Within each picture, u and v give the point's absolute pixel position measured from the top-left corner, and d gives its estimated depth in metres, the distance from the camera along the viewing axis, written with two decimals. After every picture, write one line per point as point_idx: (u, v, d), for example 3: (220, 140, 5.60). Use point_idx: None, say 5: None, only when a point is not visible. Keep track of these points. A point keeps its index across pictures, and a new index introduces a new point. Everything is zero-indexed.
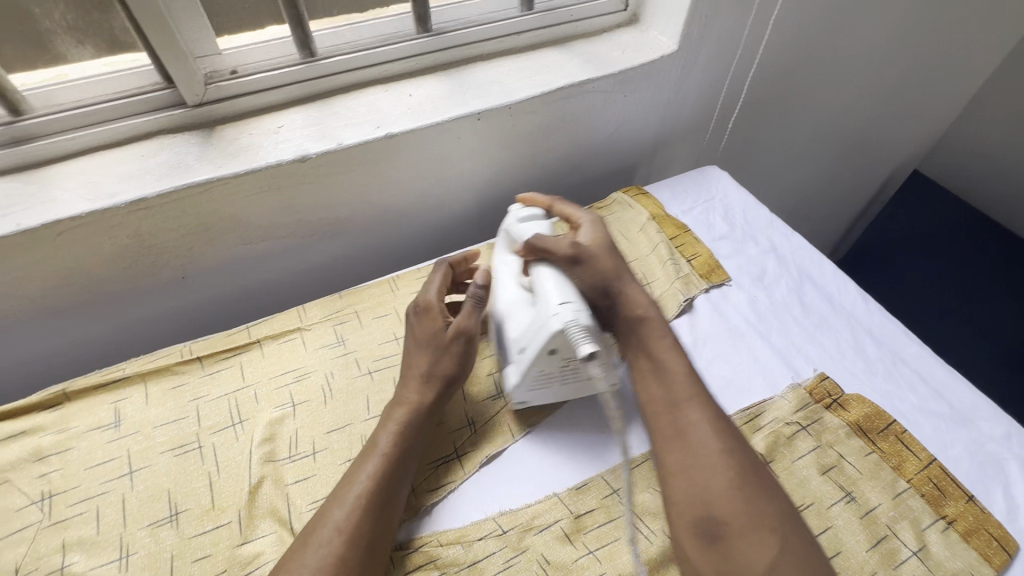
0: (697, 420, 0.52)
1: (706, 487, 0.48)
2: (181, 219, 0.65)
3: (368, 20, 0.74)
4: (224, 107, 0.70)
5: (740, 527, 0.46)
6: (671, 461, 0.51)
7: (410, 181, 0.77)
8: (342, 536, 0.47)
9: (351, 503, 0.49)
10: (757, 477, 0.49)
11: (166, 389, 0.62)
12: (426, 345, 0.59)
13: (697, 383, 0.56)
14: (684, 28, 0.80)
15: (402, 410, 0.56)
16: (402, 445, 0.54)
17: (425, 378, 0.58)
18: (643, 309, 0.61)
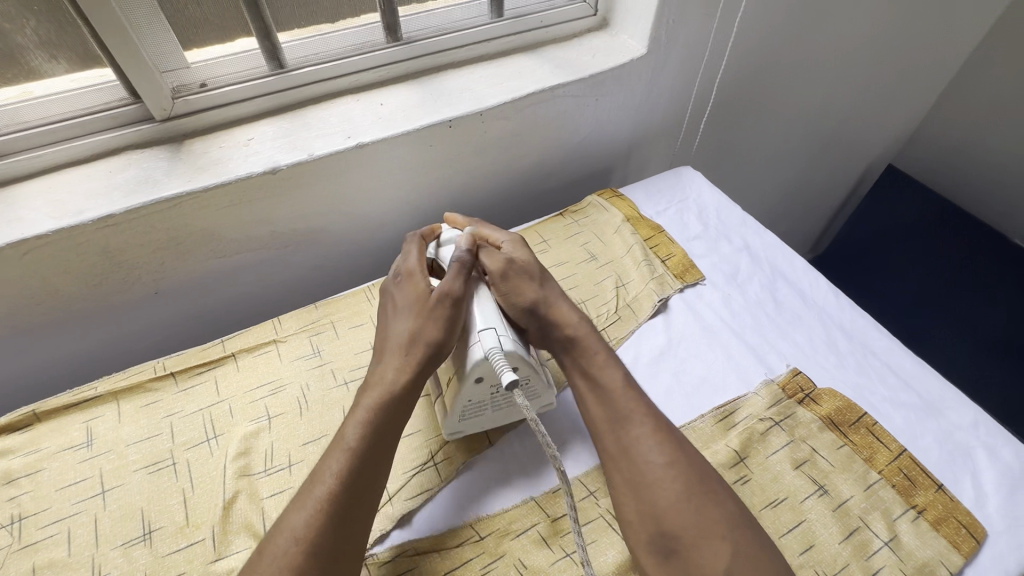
0: (641, 434, 0.52)
1: (655, 502, 0.48)
2: (150, 235, 0.65)
3: (342, 30, 0.74)
4: (193, 121, 0.69)
5: (690, 538, 0.46)
6: (620, 479, 0.51)
7: (384, 190, 0.78)
8: (300, 544, 0.44)
9: (310, 507, 0.46)
10: (705, 483, 0.50)
11: (140, 406, 0.62)
12: (406, 317, 0.56)
13: (636, 393, 0.56)
14: (653, 32, 0.81)
15: (376, 390, 0.53)
16: (371, 434, 0.50)
17: (402, 355, 0.54)
18: (575, 327, 0.61)
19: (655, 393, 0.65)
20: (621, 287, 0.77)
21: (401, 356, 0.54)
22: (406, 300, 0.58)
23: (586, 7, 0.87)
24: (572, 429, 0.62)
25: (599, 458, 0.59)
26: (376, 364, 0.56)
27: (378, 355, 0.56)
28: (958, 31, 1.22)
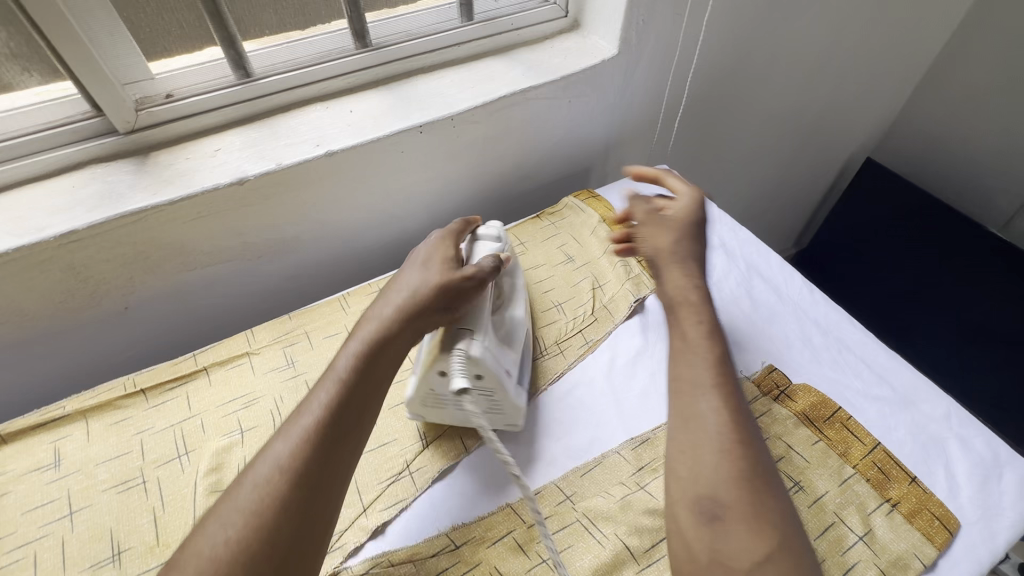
0: (715, 406, 0.49)
1: (711, 471, 0.46)
2: (116, 250, 0.64)
3: (309, 36, 0.74)
4: (159, 132, 0.68)
5: (740, 517, 0.43)
6: (680, 441, 0.49)
7: (357, 197, 0.77)
8: (278, 474, 0.43)
9: (295, 434, 0.45)
10: (767, 474, 0.46)
11: (109, 424, 0.61)
12: (421, 267, 0.58)
13: (729, 373, 0.52)
14: (622, 32, 0.81)
15: (376, 321, 0.53)
16: (364, 364, 0.50)
17: (406, 294, 0.55)
18: (682, 288, 0.59)
19: (632, 394, 0.65)
20: (598, 288, 0.77)
21: (404, 296, 0.54)
22: (427, 252, 0.60)
23: (556, 8, 0.86)
24: (548, 433, 0.62)
25: (576, 462, 0.59)
26: (378, 300, 0.56)
27: (384, 293, 0.57)
28: (929, 24, 1.23)
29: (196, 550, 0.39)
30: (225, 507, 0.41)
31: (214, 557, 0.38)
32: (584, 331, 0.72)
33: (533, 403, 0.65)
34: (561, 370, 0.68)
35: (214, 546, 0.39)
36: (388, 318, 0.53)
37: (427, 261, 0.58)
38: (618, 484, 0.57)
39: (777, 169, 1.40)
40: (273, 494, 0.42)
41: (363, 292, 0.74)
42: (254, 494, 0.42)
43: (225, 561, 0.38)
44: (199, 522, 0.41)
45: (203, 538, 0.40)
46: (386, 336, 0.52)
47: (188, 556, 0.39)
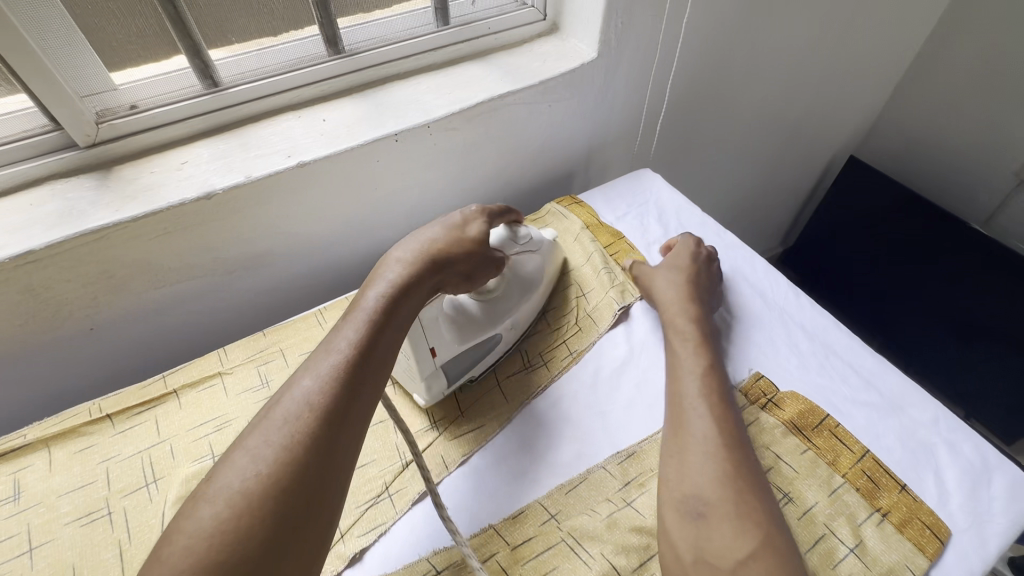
0: (702, 415, 0.52)
1: (696, 472, 0.48)
2: (78, 269, 0.61)
3: (281, 44, 0.71)
4: (122, 146, 0.66)
5: (724, 515, 0.45)
6: (668, 447, 0.52)
7: (332, 208, 0.75)
8: (309, 408, 0.45)
9: (324, 371, 0.47)
10: (753, 478, 0.48)
11: (72, 452, 0.58)
12: (441, 228, 0.62)
13: (718, 386, 0.56)
14: (601, 35, 0.80)
15: (400, 271, 0.57)
16: (390, 308, 0.53)
17: (428, 250, 0.59)
18: (680, 313, 0.65)
19: (617, 405, 0.63)
20: (581, 296, 0.75)
21: (426, 250, 0.59)
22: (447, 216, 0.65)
23: (535, 11, 0.85)
24: (531, 447, 0.60)
25: (560, 479, 0.58)
26: (396, 253, 0.60)
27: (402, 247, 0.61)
28: (908, 22, 1.23)
29: (223, 486, 0.41)
30: (253, 443, 0.43)
31: (245, 489, 0.40)
32: (568, 342, 0.70)
33: (516, 419, 0.63)
34: (545, 383, 0.66)
35: (243, 479, 0.41)
36: (411, 268, 0.57)
37: (447, 223, 0.63)
38: (604, 501, 0.55)
39: (762, 169, 1.39)
40: (304, 427, 0.44)
41: (340, 306, 0.72)
42: (283, 429, 0.43)
43: (257, 493, 0.40)
44: (222, 462, 0.43)
45: (231, 473, 0.41)
46: (408, 283, 0.56)
47: (216, 490, 0.40)
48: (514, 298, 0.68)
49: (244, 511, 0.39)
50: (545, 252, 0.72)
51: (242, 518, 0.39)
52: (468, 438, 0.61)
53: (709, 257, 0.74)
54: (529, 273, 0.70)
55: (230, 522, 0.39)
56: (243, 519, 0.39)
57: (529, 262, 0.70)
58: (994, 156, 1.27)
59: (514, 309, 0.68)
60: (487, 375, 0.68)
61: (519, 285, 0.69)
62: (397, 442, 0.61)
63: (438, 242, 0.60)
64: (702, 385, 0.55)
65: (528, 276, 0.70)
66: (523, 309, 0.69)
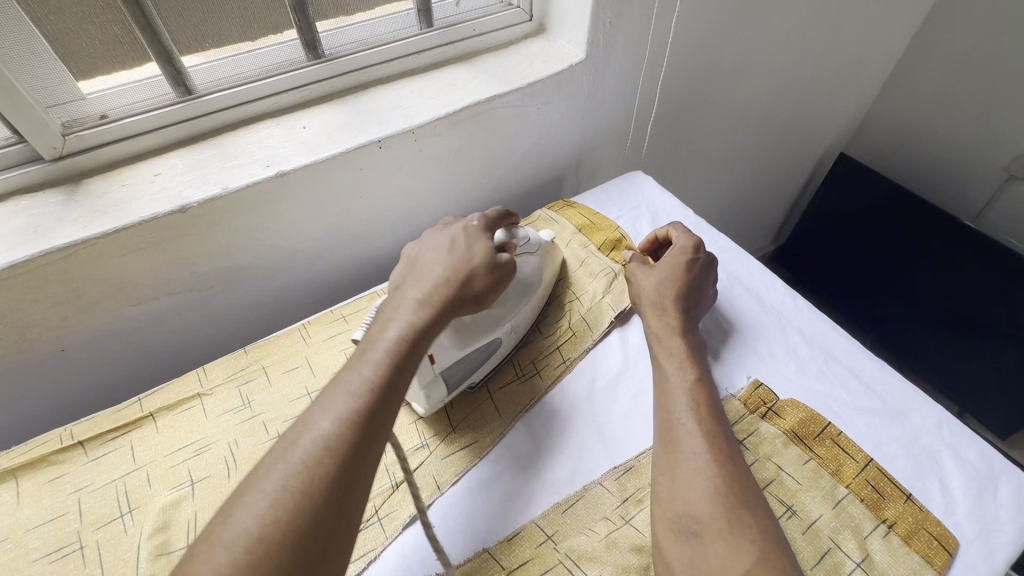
0: (691, 428, 0.50)
1: (687, 489, 0.46)
2: (45, 289, 0.58)
3: (258, 48, 0.69)
4: (90, 158, 0.63)
5: (717, 532, 0.43)
6: (659, 463, 0.50)
7: (315, 218, 0.72)
8: (325, 457, 0.41)
9: (340, 419, 0.43)
10: (745, 492, 0.46)
11: (42, 483, 0.55)
12: (454, 252, 0.56)
13: (709, 399, 0.53)
14: (589, 35, 0.78)
15: (414, 308, 0.52)
16: (409, 349, 0.49)
17: (443, 276, 0.54)
18: (667, 323, 0.61)
19: (613, 417, 0.61)
20: (575, 300, 0.73)
21: (440, 281, 0.54)
22: (458, 232, 0.59)
23: (521, 12, 0.83)
24: (522, 465, 0.58)
25: (556, 497, 0.56)
26: (405, 287, 0.54)
27: (409, 278, 0.55)
28: (896, 18, 1.22)
29: (231, 533, 0.38)
30: (262, 489, 0.40)
31: (262, 538, 0.37)
32: (562, 349, 0.68)
33: (510, 434, 0.61)
34: (538, 396, 0.64)
35: (256, 528, 0.38)
36: (427, 304, 0.52)
37: (460, 244, 0.57)
38: (602, 519, 0.53)
39: (752, 168, 1.38)
40: (322, 475, 0.41)
41: (325, 320, 0.70)
42: (297, 476, 0.40)
43: (273, 544, 0.38)
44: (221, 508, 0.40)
45: (237, 520, 0.38)
46: (428, 322, 0.51)
47: (224, 539, 0.38)
48: (516, 301, 0.64)
49: (262, 562, 0.37)
50: (542, 255, 0.69)
51: (260, 570, 0.36)
52: (460, 456, 0.59)
53: (709, 258, 0.68)
54: (527, 275, 0.67)
55: (246, 572, 0.36)
56: (261, 571, 0.36)
57: (528, 265, 0.67)
58: (983, 152, 1.27)
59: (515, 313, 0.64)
60: (478, 388, 0.66)
61: (519, 287, 0.65)
62: (385, 462, 0.58)
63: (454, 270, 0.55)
64: (691, 396, 0.53)
65: (526, 278, 0.66)
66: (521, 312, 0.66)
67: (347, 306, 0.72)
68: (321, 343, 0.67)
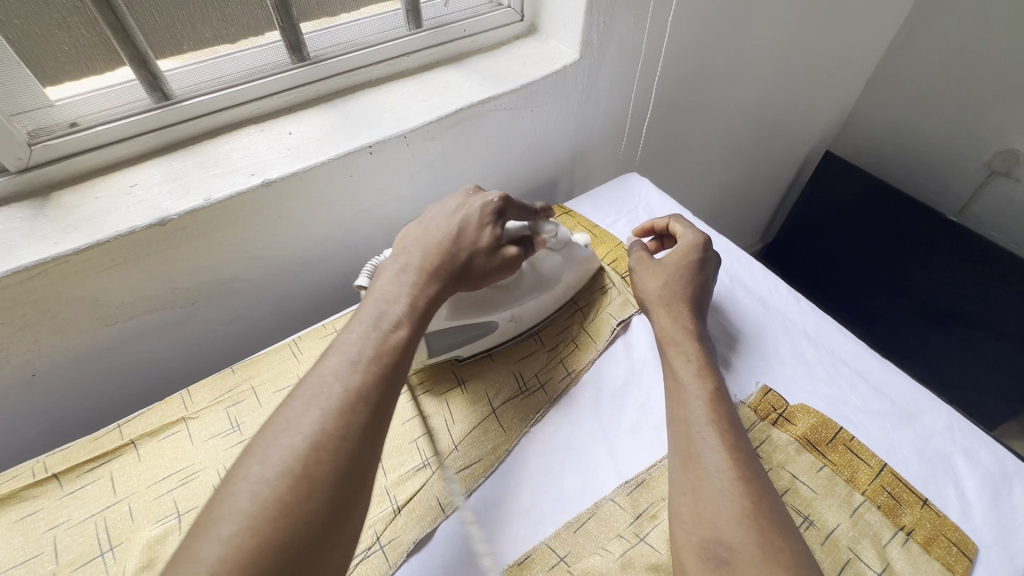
0: (713, 445, 0.48)
1: (714, 513, 0.44)
2: (13, 310, 0.54)
3: (239, 51, 0.65)
4: (60, 169, 0.58)
5: (748, 558, 0.40)
6: (680, 484, 0.47)
7: (302, 228, 0.69)
8: (357, 404, 0.42)
9: (363, 369, 0.44)
10: (771, 513, 0.44)
11: (13, 521, 0.51)
12: (463, 226, 0.57)
13: (727, 413, 0.51)
14: (584, 36, 0.76)
15: (422, 274, 0.52)
16: (420, 316, 0.50)
17: (448, 248, 0.55)
18: (680, 329, 0.60)
19: (622, 428, 0.59)
20: (579, 311, 0.72)
21: (448, 251, 0.54)
22: (466, 203, 0.59)
23: (512, 12, 0.81)
24: (530, 485, 0.56)
25: (566, 516, 0.53)
26: (412, 250, 0.54)
27: (415, 243, 0.55)
28: (881, 16, 1.23)
29: (271, 471, 0.37)
30: (297, 431, 0.39)
31: (304, 475, 0.37)
32: (566, 360, 0.66)
33: (515, 449, 0.59)
34: (544, 408, 0.62)
35: (297, 466, 0.38)
36: (436, 272, 0.53)
37: (467, 216, 0.57)
38: (616, 537, 0.51)
39: (742, 167, 1.38)
40: (355, 419, 0.41)
41: (316, 335, 0.67)
42: (332, 418, 0.40)
43: (313, 481, 0.37)
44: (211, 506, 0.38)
45: (275, 460, 0.38)
46: (434, 290, 0.52)
47: (265, 476, 0.37)
48: (523, 283, 0.65)
49: (304, 499, 0.36)
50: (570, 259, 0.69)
51: (301, 505, 0.36)
52: (465, 475, 0.56)
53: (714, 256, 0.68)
54: (546, 271, 0.67)
55: (290, 508, 0.36)
56: (304, 508, 0.36)
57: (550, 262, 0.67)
58: (966, 148, 1.28)
59: (519, 301, 0.65)
60: (479, 401, 0.63)
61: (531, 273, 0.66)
62: (386, 484, 0.55)
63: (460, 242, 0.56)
64: (710, 409, 0.51)
65: (542, 275, 0.67)
66: (529, 304, 0.66)
67: (340, 319, 0.69)
68: (313, 359, 0.64)
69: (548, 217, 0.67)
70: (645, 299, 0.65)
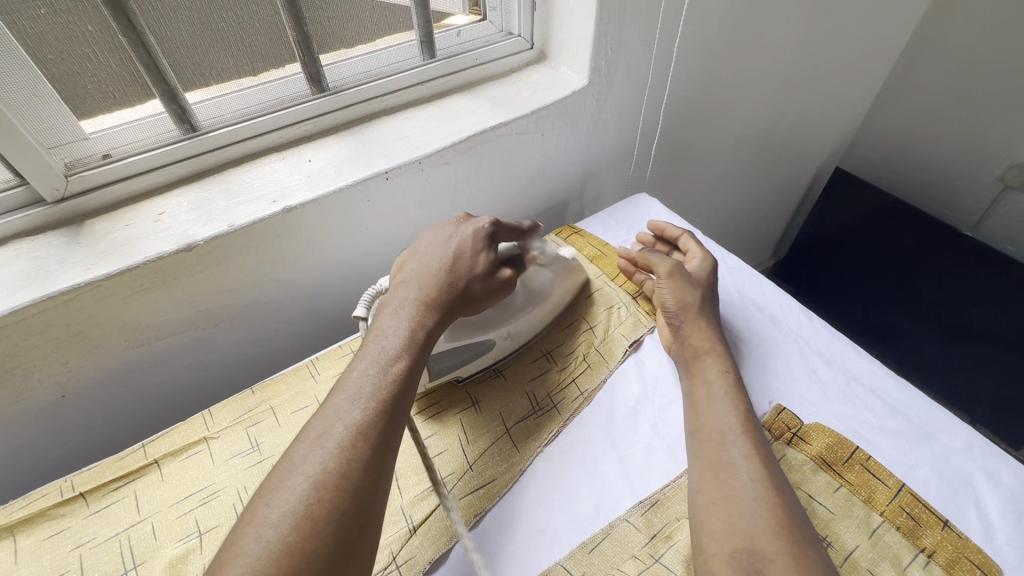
0: (745, 455, 0.50)
1: (749, 521, 0.45)
2: (47, 333, 0.56)
3: (262, 83, 0.69)
4: (92, 199, 0.61)
5: (783, 567, 0.41)
6: (710, 493, 0.48)
7: (320, 252, 0.71)
8: (357, 440, 0.43)
9: (364, 405, 0.45)
10: (802, 525, 0.45)
11: (41, 539, 0.52)
12: (454, 251, 0.58)
13: (754, 428, 0.53)
14: (592, 63, 0.78)
15: (421, 306, 0.54)
16: (419, 347, 0.51)
17: (443, 277, 0.56)
18: (711, 342, 0.63)
19: (636, 447, 0.60)
20: (588, 328, 0.72)
21: (442, 279, 0.56)
22: (458, 230, 0.60)
23: (522, 40, 0.83)
24: (544, 503, 0.56)
25: (582, 536, 0.53)
26: (409, 283, 0.56)
27: (412, 275, 0.57)
28: (885, 36, 1.25)
29: (276, 513, 0.39)
30: (301, 472, 0.41)
31: (306, 516, 0.38)
32: (578, 380, 0.66)
33: (529, 469, 0.59)
34: (557, 428, 0.62)
35: (298, 507, 0.39)
36: (434, 304, 0.54)
37: (459, 242, 0.59)
38: (630, 558, 0.51)
39: (750, 186, 1.39)
40: (356, 457, 0.42)
41: (333, 356, 0.68)
42: (334, 458, 0.41)
43: (315, 524, 0.38)
44: (242, 517, 0.39)
45: (282, 501, 0.39)
46: (433, 321, 0.54)
47: (269, 518, 0.38)
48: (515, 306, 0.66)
49: (304, 539, 0.37)
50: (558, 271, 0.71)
51: (304, 548, 0.37)
52: (480, 495, 0.57)
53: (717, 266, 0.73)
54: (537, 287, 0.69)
55: (292, 549, 0.37)
56: (303, 548, 0.37)
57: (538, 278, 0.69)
58: (978, 163, 1.27)
59: (516, 314, 0.67)
60: (491, 419, 0.64)
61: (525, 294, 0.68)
62: (402, 504, 0.56)
63: (454, 269, 0.57)
64: (740, 421, 0.54)
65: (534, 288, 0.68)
66: (521, 318, 0.67)
67: (355, 340, 0.70)
68: (331, 380, 0.66)
69: (535, 235, 0.69)
70: (680, 304, 0.67)
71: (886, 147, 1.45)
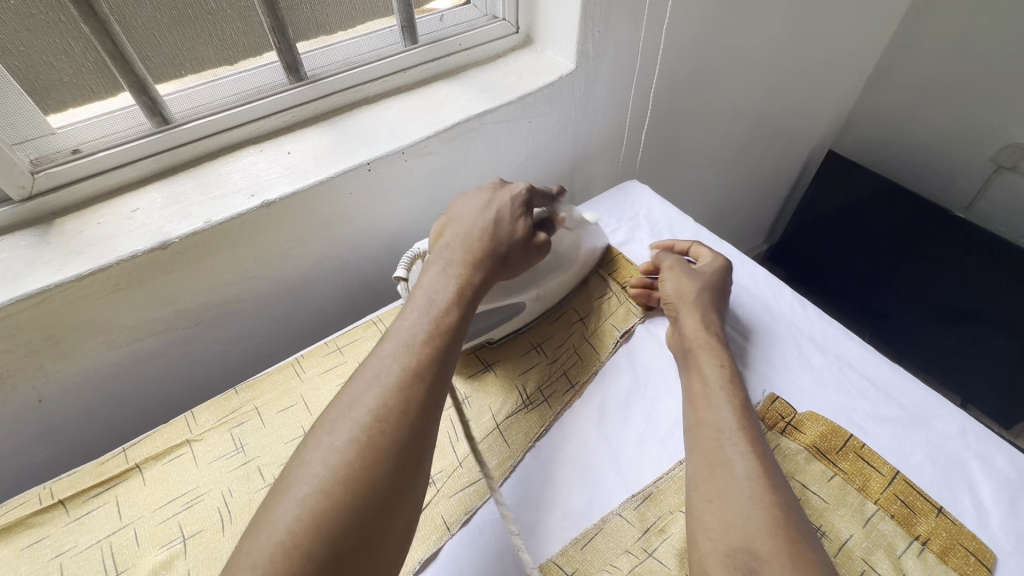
0: (741, 452, 0.49)
1: (743, 520, 0.44)
2: (18, 337, 0.55)
3: (237, 73, 0.66)
4: (63, 196, 0.59)
5: (779, 569, 0.40)
6: (704, 490, 0.48)
7: (302, 247, 0.69)
8: (413, 381, 0.43)
9: (418, 351, 0.45)
10: (801, 526, 0.44)
11: (20, 549, 0.51)
12: (494, 216, 0.57)
13: (753, 426, 0.52)
14: (579, 46, 0.76)
15: (465, 266, 0.53)
16: (467, 302, 0.51)
17: (486, 241, 0.55)
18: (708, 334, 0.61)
19: (627, 440, 0.59)
20: (580, 320, 0.71)
21: (484, 241, 0.55)
22: (495, 197, 0.59)
23: (507, 24, 0.81)
24: (535, 499, 0.55)
25: (573, 533, 0.53)
26: (450, 245, 0.55)
27: (453, 238, 0.56)
28: (879, 15, 1.23)
29: (339, 440, 0.39)
30: (361, 405, 0.41)
31: (370, 443, 0.39)
32: (569, 372, 0.66)
33: (521, 465, 0.58)
34: (547, 422, 0.61)
35: (361, 432, 0.40)
36: (480, 263, 0.54)
37: (498, 209, 0.58)
38: (624, 553, 0.50)
39: (743, 171, 1.38)
40: (413, 397, 0.42)
41: (319, 353, 0.67)
42: (392, 394, 0.42)
43: (377, 452, 0.39)
44: (296, 455, 0.40)
45: (343, 428, 0.40)
46: (480, 277, 0.53)
47: (334, 444, 0.39)
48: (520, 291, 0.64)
49: (366, 466, 0.38)
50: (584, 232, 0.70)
51: (365, 471, 0.38)
52: (471, 492, 0.55)
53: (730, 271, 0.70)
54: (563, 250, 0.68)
55: (354, 475, 0.38)
56: (364, 475, 0.38)
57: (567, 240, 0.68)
58: (972, 144, 1.26)
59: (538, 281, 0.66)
60: (481, 413, 0.62)
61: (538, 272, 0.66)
62: None
63: (494, 234, 0.56)
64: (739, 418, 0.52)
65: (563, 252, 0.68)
66: (547, 284, 0.67)
67: (341, 336, 0.69)
68: (316, 378, 0.64)
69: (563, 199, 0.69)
70: (678, 295, 0.66)
71: (879, 129, 1.43)
